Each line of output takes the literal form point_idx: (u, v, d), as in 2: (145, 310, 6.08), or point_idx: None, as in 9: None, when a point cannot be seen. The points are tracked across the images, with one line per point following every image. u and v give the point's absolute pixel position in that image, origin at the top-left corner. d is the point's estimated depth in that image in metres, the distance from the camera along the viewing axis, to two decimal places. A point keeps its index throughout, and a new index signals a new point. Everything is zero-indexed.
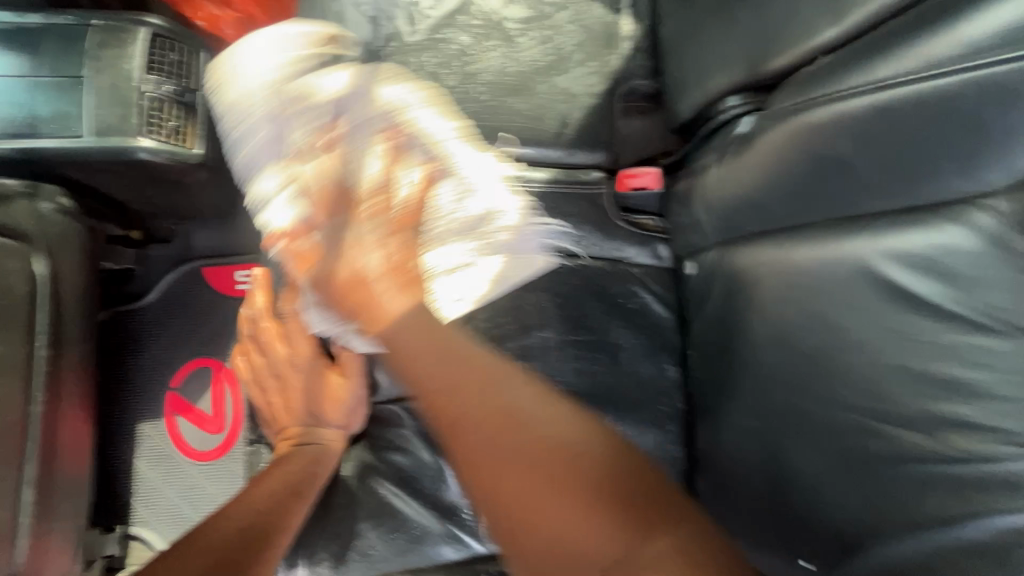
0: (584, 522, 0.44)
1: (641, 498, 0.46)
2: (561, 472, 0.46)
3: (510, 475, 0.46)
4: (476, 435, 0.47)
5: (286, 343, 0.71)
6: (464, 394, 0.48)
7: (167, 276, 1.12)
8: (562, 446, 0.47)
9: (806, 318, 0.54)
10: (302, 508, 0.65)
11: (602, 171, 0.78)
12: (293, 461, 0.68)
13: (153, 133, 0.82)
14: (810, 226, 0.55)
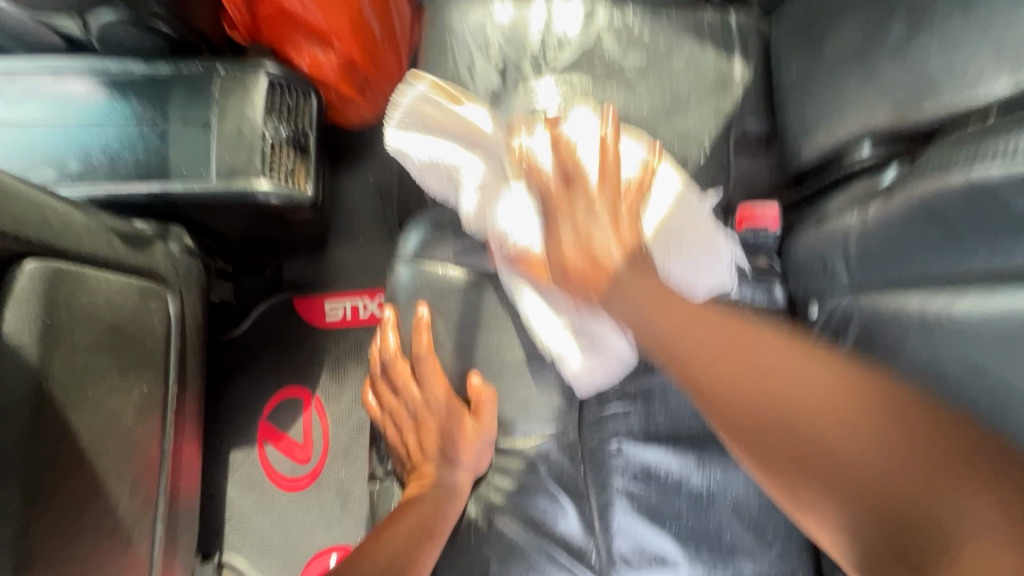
0: (873, 448, 0.42)
1: (960, 438, 0.40)
2: (843, 406, 0.44)
3: (784, 411, 0.46)
4: (733, 386, 0.49)
5: (419, 382, 0.73)
6: (719, 357, 0.51)
7: (259, 306, 1.14)
8: (855, 392, 0.45)
9: (971, 370, 0.53)
10: (433, 551, 0.66)
11: (717, 212, 0.78)
12: (427, 501, 0.68)
13: (270, 175, 0.85)
14: (968, 277, 0.54)
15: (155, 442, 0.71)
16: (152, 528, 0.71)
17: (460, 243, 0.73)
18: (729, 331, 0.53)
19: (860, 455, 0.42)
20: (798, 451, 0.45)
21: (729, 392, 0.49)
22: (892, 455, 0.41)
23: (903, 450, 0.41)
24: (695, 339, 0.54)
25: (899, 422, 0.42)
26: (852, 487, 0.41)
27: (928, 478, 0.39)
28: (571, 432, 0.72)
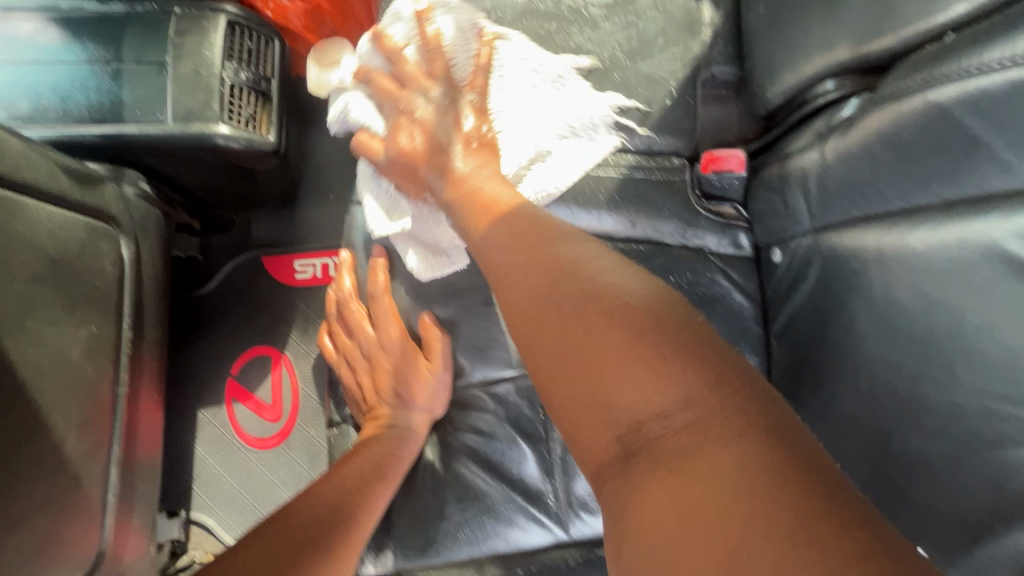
0: (642, 395, 0.38)
1: (653, 352, 0.38)
2: (652, 386, 0.37)
3: (590, 356, 0.41)
4: (523, 297, 0.47)
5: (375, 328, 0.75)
6: (529, 275, 0.47)
7: (227, 264, 1.13)
8: (646, 341, 0.39)
9: (921, 303, 0.53)
10: (385, 494, 0.68)
11: (682, 158, 0.76)
12: (379, 444, 0.70)
13: (229, 120, 0.83)
14: (921, 208, 0.53)
15: (106, 386, 0.70)
16: (105, 471, 0.71)
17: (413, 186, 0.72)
18: (562, 258, 0.47)
19: (629, 403, 0.38)
20: (597, 396, 0.40)
21: (529, 328, 0.45)
22: (660, 407, 0.37)
23: (658, 398, 0.37)
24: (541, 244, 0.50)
25: (680, 377, 0.37)
26: (620, 430, 0.38)
27: (707, 434, 0.35)
28: (530, 376, 0.70)
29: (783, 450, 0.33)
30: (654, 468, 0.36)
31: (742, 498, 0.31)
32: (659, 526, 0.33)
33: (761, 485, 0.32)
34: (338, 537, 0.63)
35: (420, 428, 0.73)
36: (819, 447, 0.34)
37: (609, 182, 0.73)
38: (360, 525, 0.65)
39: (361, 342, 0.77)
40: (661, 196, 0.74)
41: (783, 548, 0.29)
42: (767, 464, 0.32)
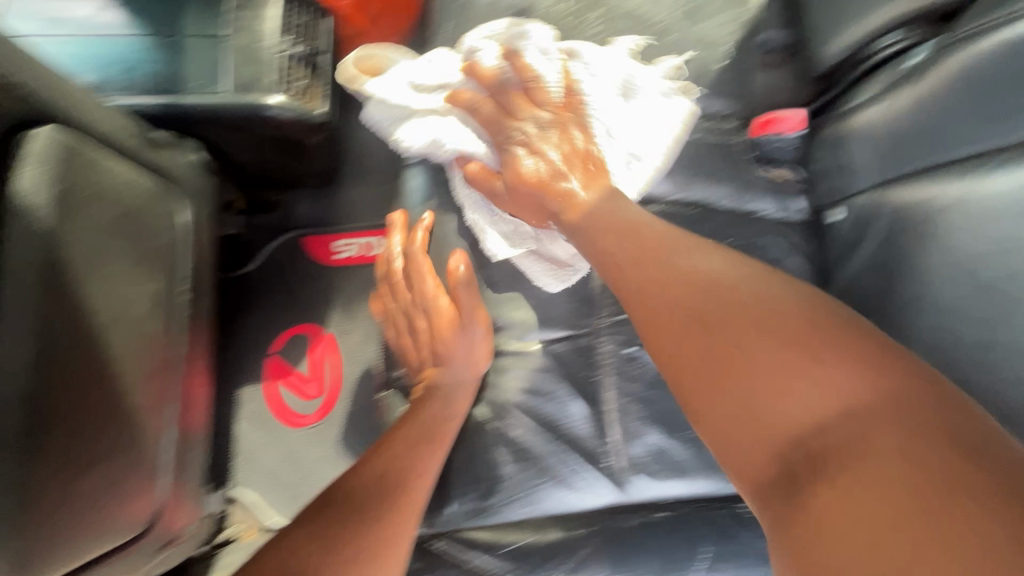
0: (804, 395, 0.48)
1: (820, 342, 0.49)
2: (803, 387, 0.48)
3: (745, 380, 0.51)
4: (722, 328, 0.54)
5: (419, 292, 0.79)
6: (681, 307, 0.57)
7: (269, 244, 1.14)
8: (838, 348, 0.49)
9: (1001, 248, 0.53)
10: (433, 460, 0.67)
11: (738, 120, 0.77)
12: (427, 404, 0.71)
13: (286, 91, 0.84)
14: (997, 149, 0.54)
15: (167, 343, 0.70)
16: (164, 430, 0.71)
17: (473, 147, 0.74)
18: (685, 281, 0.58)
19: (784, 408, 0.48)
20: (759, 419, 0.50)
21: (663, 350, 0.57)
22: (804, 407, 0.48)
23: (817, 400, 0.47)
24: (650, 270, 0.61)
25: (821, 371, 0.48)
26: (790, 438, 0.48)
27: (867, 420, 0.45)
28: (582, 336, 0.72)
29: (936, 420, 0.43)
30: (839, 465, 0.44)
31: (923, 470, 0.40)
32: (859, 523, 0.40)
33: (934, 460, 0.41)
34: (393, 501, 0.62)
35: (468, 384, 0.73)
36: (959, 404, 0.44)
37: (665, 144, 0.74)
38: (413, 489, 0.64)
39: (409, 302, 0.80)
40: (718, 159, 0.75)
41: (972, 510, 0.38)
42: (917, 428, 0.43)
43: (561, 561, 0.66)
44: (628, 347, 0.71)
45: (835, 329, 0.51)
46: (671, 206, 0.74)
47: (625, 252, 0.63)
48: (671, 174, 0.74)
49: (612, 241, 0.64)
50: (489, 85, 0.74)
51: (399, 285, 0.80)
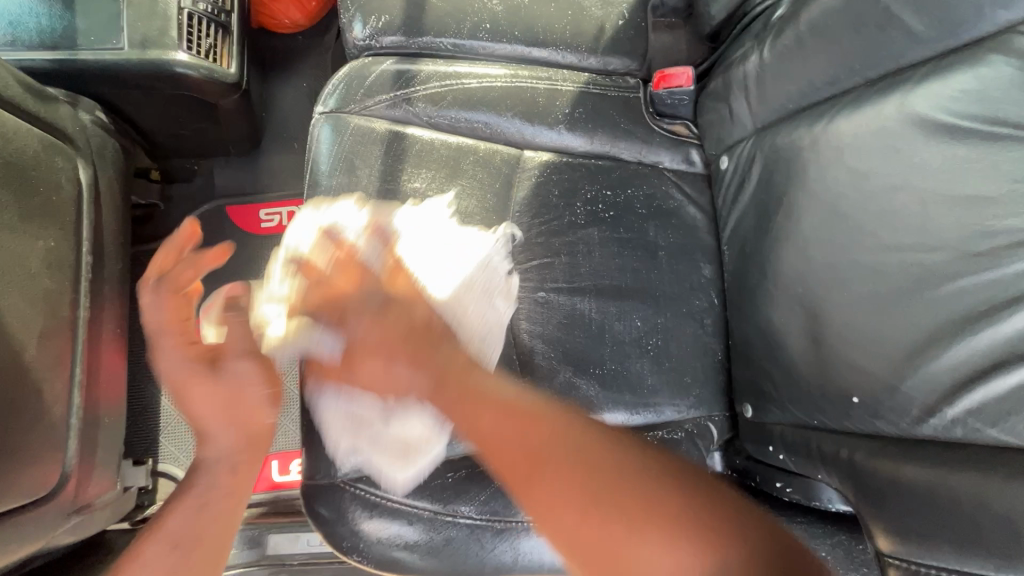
0: (663, 559, 0.46)
1: (656, 482, 0.50)
2: (659, 518, 0.48)
3: (575, 534, 0.48)
4: (551, 476, 0.51)
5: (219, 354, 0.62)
6: (507, 453, 0.53)
7: (189, 216, 1.11)
8: (683, 501, 0.49)
9: (853, 178, 0.57)
10: (234, 513, 0.61)
11: (636, 78, 0.80)
12: (198, 478, 0.61)
13: (189, 48, 0.82)
14: (849, 90, 0.58)
15: (67, 305, 0.70)
16: (67, 393, 0.70)
17: (384, 93, 0.71)
18: (555, 437, 0.53)
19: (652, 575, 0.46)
20: (606, 554, 0.47)
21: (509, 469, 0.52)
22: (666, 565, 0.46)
23: (644, 552, 0.46)
24: (547, 450, 0.52)
25: (647, 521, 0.47)
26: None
27: (660, 539, 0.47)
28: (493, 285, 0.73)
29: (710, 523, 0.48)
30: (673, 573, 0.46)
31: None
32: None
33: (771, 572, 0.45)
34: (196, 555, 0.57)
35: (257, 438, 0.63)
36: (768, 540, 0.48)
37: (566, 97, 0.75)
38: (218, 526, 0.60)
39: (185, 374, 0.60)
40: (616, 111, 0.77)
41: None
42: (705, 535, 0.47)
43: (471, 495, 0.66)
44: (539, 292, 0.73)
45: (703, 493, 0.50)
46: (572, 158, 0.76)
47: (489, 430, 0.54)
48: (574, 127, 0.75)
49: (506, 422, 0.54)
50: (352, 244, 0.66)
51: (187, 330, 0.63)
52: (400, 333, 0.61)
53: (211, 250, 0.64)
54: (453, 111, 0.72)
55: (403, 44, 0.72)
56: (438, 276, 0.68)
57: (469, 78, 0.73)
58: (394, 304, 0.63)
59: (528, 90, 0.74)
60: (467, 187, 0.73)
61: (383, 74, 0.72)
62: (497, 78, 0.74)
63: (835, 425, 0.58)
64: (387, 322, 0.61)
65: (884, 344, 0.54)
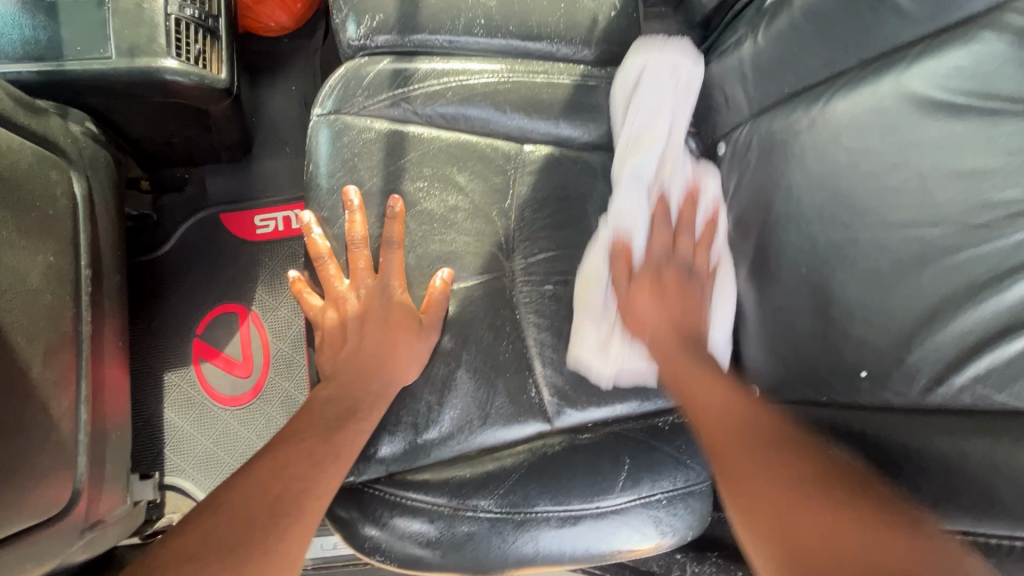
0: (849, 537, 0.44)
1: (840, 483, 0.48)
2: (839, 504, 0.46)
3: (748, 482, 0.52)
4: (741, 438, 0.55)
5: (379, 271, 0.71)
6: (710, 426, 0.58)
7: (182, 225, 1.09)
8: (862, 501, 0.47)
9: (852, 159, 0.58)
10: (331, 475, 0.63)
11: None
12: (327, 421, 0.67)
13: (177, 55, 0.81)
14: (844, 72, 0.59)
15: (70, 320, 0.69)
16: (74, 409, 0.69)
17: (383, 92, 0.71)
18: (735, 426, 0.56)
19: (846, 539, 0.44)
20: (776, 507, 0.49)
21: (708, 426, 0.58)
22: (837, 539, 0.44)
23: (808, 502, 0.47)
24: (742, 419, 0.57)
25: (830, 497, 0.47)
26: (779, 538, 0.47)
27: (839, 525, 0.45)
28: (500, 280, 0.73)
29: (872, 511, 0.46)
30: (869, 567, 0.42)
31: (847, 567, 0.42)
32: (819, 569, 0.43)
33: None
34: (282, 527, 0.58)
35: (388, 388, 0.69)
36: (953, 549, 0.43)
37: (562, 90, 0.75)
38: (310, 506, 0.60)
39: (359, 293, 0.71)
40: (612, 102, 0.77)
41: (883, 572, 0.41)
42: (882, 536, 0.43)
43: (490, 490, 0.66)
44: (545, 285, 0.74)
45: (848, 481, 0.49)
46: (571, 152, 0.76)
47: (701, 402, 0.60)
48: (572, 119, 0.76)
49: (705, 394, 0.60)
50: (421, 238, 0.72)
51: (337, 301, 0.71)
52: (652, 283, 0.69)
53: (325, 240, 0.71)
54: (453, 108, 0.72)
55: (399, 42, 0.72)
56: (727, 293, 0.71)
57: (468, 74, 0.73)
58: (656, 263, 0.70)
59: (525, 84, 0.74)
60: (469, 184, 0.73)
61: (381, 73, 0.71)
62: (495, 73, 0.74)
63: (844, 401, 0.59)
64: (650, 309, 0.68)
65: (891, 318, 0.55)
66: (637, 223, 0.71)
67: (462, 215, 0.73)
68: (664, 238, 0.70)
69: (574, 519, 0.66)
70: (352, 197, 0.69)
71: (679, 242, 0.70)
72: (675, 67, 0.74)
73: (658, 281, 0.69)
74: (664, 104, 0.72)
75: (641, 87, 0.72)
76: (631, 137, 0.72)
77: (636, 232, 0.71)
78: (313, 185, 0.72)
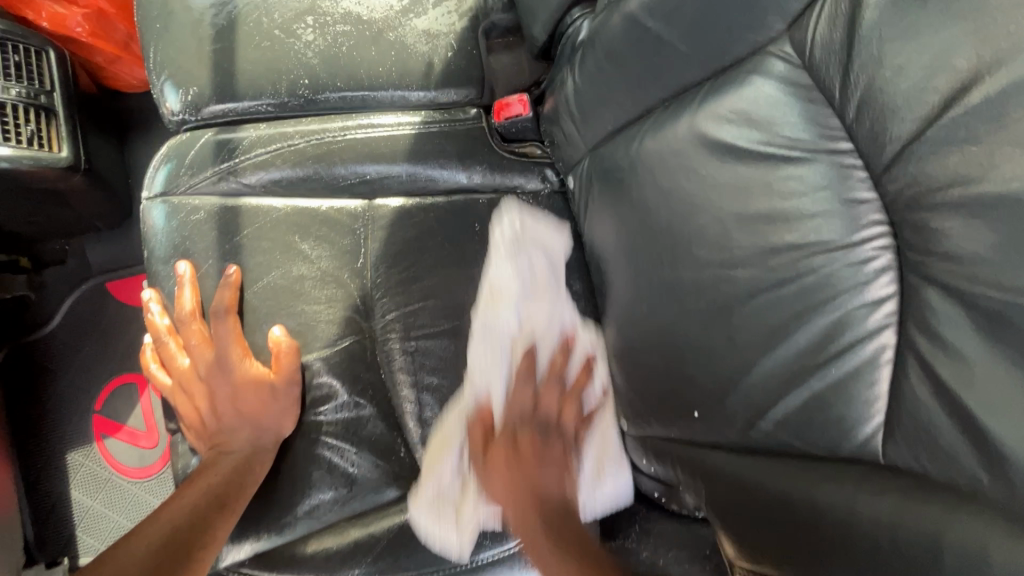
0: None
1: None
2: None
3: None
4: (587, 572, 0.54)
5: (215, 343, 0.68)
6: (523, 512, 0.61)
7: (68, 298, 1.07)
8: None
9: (665, 198, 0.57)
10: (227, 520, 0.63)
11: (477, 107, 0.78)
12: (214, 471, 0.66)
13: (9, 140, 0.77)
14: (650, 110, 0.58)
15: None
16: None
17: (207, 168, 0.69)
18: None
19: None
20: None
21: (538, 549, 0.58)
22: None
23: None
24: (544, 497, 0.62)
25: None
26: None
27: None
28: (362, 341, 0.72)
29: None
30: None
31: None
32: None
33: None
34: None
35: (264, 444, 0.68)
36: None
37: (403, 140, 0.73)
38: (198, 557, 0.59)
39: (199, 371, 0.69)
40: (459, 146, 0.75)
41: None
42: None
43: (357, 560, 0.66)
44: (407, 341, 0.71)
45: None
46: (426, 199, 0.74)
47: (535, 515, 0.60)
48: (416, 164, 0.73)
49: (515, 500, 0.61)
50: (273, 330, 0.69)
51: (188, 381, 0.70)
52: (506, 458, 0.63)
53: (161, 317, 0.70)
54: (286, 175, 0.70)
55: (226, 112, 0.70)
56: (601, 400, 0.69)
57: (298, 137, 0.71)
58: (531, 418, 0.66)
59: (361, 141, 0.72)
60: (314, 249, 0.71)
61: (205, 147, 0.69)
62: (328, 133, 0.72)
63: (687, 439, 0.57)
64: (491, 431, 0.66)
65: (709, 363, 0.53)
66: (491, 376, 0.68)
67: (310, 282, 0.71)
68: (527, 367, 0.67)
69: None
70: (182, 271, 0.68)
71: (542, 398, 0.66)
72: (547, 247, 0.73)
73: (511, 448, 0.64)
74: (541, 271, 0.72)
75: (514, 244, 0.72)
76: (487, 325, 0.70)
77: (495, 390, 0.68)
78: (151, 269, 0.70)
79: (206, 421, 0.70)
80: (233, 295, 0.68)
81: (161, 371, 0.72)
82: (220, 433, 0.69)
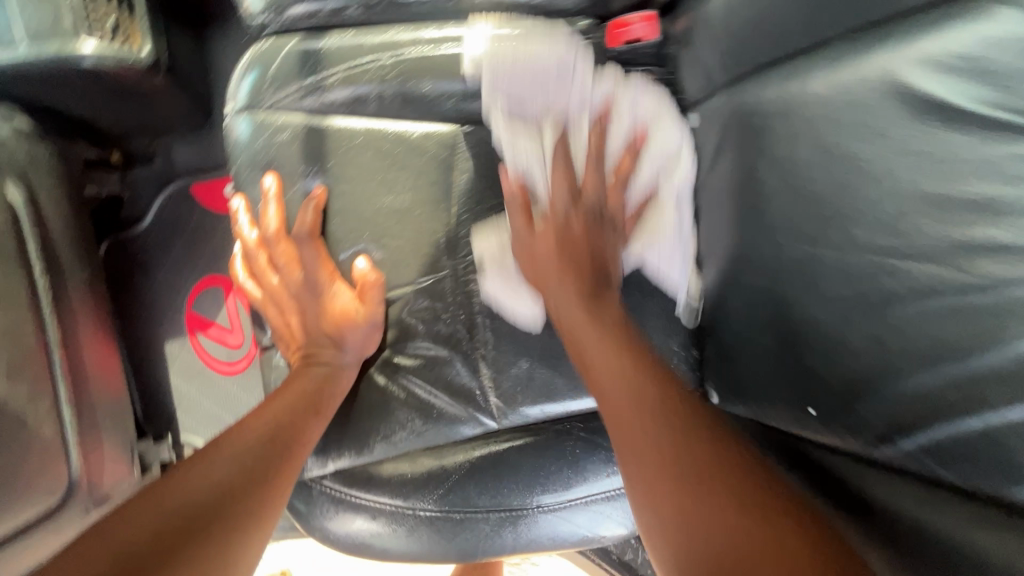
0: None
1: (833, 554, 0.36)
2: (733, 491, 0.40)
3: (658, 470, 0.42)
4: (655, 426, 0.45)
5: (302, 263, 0.67)
6: (595, 361, 0.51)
7: (157, 198, 1.09)
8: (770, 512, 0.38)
9: (824, 158, 0.46)
10: (318, 425, 0.62)
11: (590, 19, 0.66)
12: (304, 374, 0.65)
13: (95, 34, 0.74)
14: (828, 46, 0.46)
15: (33, 332, 0.74)
16: (55, 412, 0.75)
17: (292, 82, 0.64)
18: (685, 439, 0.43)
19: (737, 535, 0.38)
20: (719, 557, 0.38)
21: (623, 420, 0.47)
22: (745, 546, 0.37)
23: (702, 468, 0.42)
24: (599, 276, 0.58)
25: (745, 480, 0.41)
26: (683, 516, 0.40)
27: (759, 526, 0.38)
28: (445, 280, 0.66)
29: None
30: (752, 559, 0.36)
31: None
32: None
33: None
34: (271, 471, 0.54)
35: (352, 355, 0.67)
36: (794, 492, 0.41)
37: None
38: (298, 451, 0.58)
39: (288, 287, 0.69)
40: None
41: None
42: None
43: (429, 492, 0.66)
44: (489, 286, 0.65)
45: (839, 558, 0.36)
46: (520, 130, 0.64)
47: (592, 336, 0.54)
48: None
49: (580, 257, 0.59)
50: (358, 258, 0.67)
51: (278, 294, 0.69)
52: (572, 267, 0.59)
53: (251, 230, 0.69)
54: (373, 95, 0.64)
55: (314, 15, 0.63)
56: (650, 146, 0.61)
57: (383, 51, 0.63)
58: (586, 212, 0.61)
59: (454, 57, 0.62)
60: (403, 179, 0.65)
61: (290, 56, 0.64)
62: (417, 44, 0.63)
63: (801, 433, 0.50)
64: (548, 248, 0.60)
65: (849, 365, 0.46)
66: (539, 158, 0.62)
67: (395, 213, 0.66)
68: (567, 187, 0.61)
69: (513, 519, 0.65)
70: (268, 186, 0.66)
71: (586, 190, 0.61)
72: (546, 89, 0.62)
73: (563, 231, 0.60)
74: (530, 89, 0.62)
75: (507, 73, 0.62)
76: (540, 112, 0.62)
77: (542, 183, 0.62)
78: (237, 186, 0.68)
79: (293, 333, 0.69)
80: (320, 214, 0.66)
81: (252, 284, 0.71)
82: (307, 344, 0.68)
